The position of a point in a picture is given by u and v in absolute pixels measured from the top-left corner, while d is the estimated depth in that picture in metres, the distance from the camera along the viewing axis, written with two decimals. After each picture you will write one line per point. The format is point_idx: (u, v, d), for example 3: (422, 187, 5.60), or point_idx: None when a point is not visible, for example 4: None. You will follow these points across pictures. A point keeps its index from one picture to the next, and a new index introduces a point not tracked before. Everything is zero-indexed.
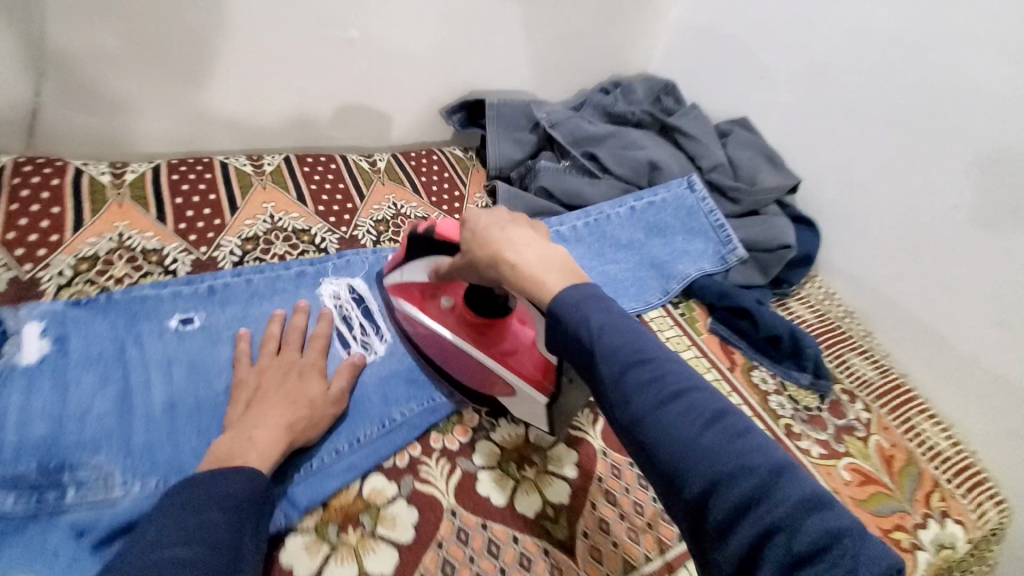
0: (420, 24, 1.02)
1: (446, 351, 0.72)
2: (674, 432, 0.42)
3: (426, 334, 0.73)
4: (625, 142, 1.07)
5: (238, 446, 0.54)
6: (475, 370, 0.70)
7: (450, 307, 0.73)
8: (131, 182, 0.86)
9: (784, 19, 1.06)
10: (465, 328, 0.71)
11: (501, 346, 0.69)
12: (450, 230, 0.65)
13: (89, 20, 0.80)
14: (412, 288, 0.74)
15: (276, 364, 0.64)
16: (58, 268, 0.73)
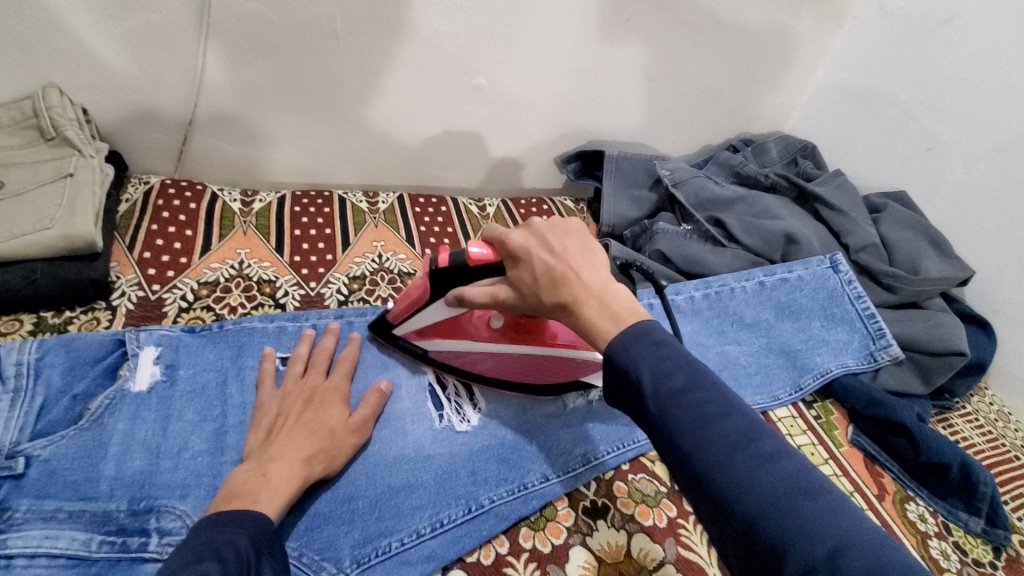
0: (545, 76, 1.00)
1: (506, 360, 0.70)
2: (739, 480, 0.38)
3: (474, 356, 0.71)
4: (756, 209, 0.97)
5: (253, 482, 0.51)
6: (547, 366, 0.70)
7: (493, 323, 0.70)
8: (258, 210, 0.90)
9: (964, 87, 0.91)
10: (517, 335, 0.69)
11: (555, 338, 0.69)
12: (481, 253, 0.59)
13: (241, 62, 0.85)
14: (442, 323, 0.69)
15: (300, 389, 0.63)
16: (182, 291, 0.76)
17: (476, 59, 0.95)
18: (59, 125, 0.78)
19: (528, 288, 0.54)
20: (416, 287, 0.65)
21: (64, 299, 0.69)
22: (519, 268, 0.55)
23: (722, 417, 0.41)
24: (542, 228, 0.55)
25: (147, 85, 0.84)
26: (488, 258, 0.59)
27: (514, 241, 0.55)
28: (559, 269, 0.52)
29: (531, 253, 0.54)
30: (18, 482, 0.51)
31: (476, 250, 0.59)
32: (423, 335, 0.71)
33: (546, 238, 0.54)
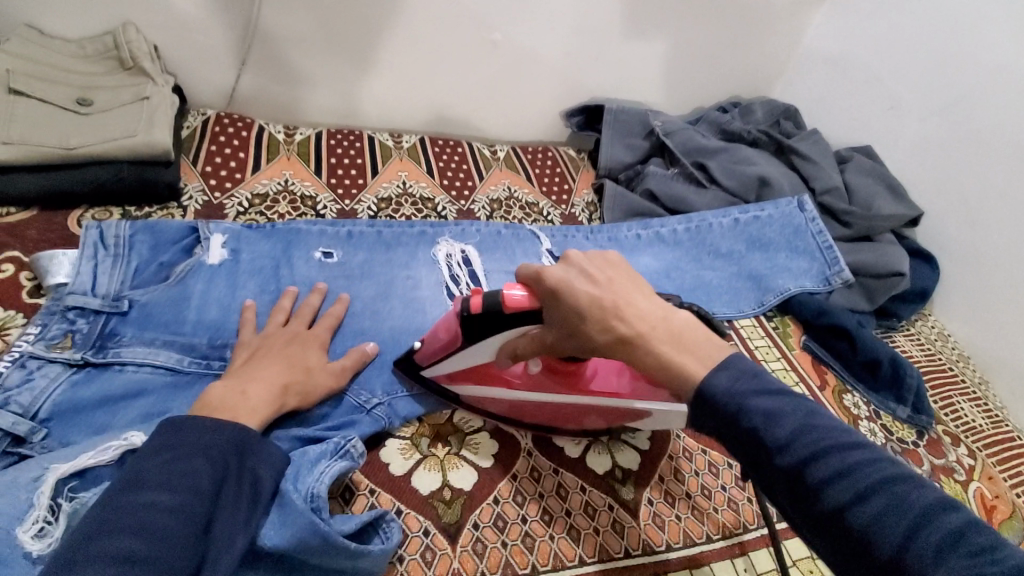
0: (553, 33, 1.12)
1: (545, 408, 0.65)
2: (704, 366, 0.46)
3: (519, 405, 0.66)
4: (735, 157, 1.10)
5: (231, 397, 0.54)
6: (582, 413, 0.65)
7: (532, 369, 0.64)
8: (299, 141, 1.03)
9: (923, 50, 1.03)
10: (556, 382, 0.64)
11: (594, 379, 0.65)
12: (519, 298, 0.56)
13: (290, 8, 0.99)
14: (480, 368, 0.64)
15: (281, 332, 0.66)
16: (239, 199, 0.90)
17: (493, 14, 1.07)
18: (136, 57, 0.91)
19: (556, 310, 0.53)
20: (450, 320, 0.62)
21: (145, 196, 0.83)
22: (557, 308, 0.53)
23: (799, 424, 0.41)
24: (581, 259, 0.54)
25: (209, 25, 0.98)
26: (523, 303, 0.56)
27: (555, 274, 0.53)
28: (610, 301, 0.50)
29: (573, 287, 0.52)
30: (124, 317, 0.66)
31: (514, 297, 0.56)
32: (453, 380, 0.66)
33: (587, 269, 0.53)
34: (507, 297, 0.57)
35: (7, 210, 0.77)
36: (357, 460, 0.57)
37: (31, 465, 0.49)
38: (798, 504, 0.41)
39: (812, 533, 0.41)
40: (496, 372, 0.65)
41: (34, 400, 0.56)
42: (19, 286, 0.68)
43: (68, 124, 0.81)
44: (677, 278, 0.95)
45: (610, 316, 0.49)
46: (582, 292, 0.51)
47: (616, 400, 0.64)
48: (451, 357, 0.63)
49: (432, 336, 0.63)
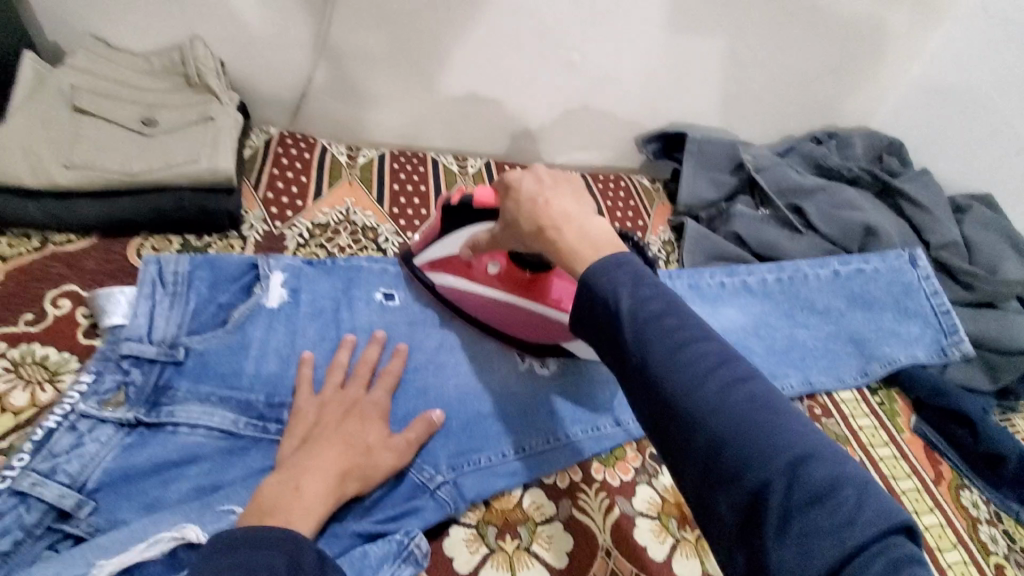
0: (638, 54, 1.03)
1: (488, 304, 0.72)
2: (699, 406, 0.39)
3: (477, 299, 0.72)
4: (836, 200, 0.98)
5: (285, 497, 0.49)
6: (527, 324, 0.70)
7: (492, 270, 0.71)
8: (362, 165, 0.98)
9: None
10: (512, 286, 0.70)
11: (554, 299, 0.68)
12: (488, 196, 0.65)
13: (362, 26, 0.93)
14: (450, 259, 0.72)
15: (341, 399, 0.59)
16: (300, 229, 0.85)
17: (573, 34, 0.99)
18: (203, 74, 0.88)
19: (512, 215, 0.57)
20: (436, 218, 0.72)
21: (205, 226, 0.79)
22: (507, 200, 0.58)
23: (810, 489, 0.35)
24: (541, 171, 0.58)
25: (280, 42, 0.94)
26: (489, 202, 0.65)
27: (512, 175, 0.58)
28: (542, 198, 0.55)
29: (523, 185, 0.57)
30: (179, 367, 0.61)
31: (482, 193, 0.65)
32: (433, 268, 0.75)
33: (541, 178, 0.57)
34: (476, 194, 0.66)
35: (65, 237, 0.73)
36: (421, 564, 0.53)
37: (78, 559, 0.47)
38: (718, 480, 0.38)
39: (723, 507, 0.37)
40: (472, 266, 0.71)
41: (85, 467, 0.53)
42: (75, 324, 0.64)
43: (131, 147, 0.77)
44: (768, 337, 0.85)
45: (539, 210, 0.54)
46: (531, 192, 0.56)
47: (559, 314, 0.68)
48: (433, 246, 0.73)
49: (431, 226, 0.73)
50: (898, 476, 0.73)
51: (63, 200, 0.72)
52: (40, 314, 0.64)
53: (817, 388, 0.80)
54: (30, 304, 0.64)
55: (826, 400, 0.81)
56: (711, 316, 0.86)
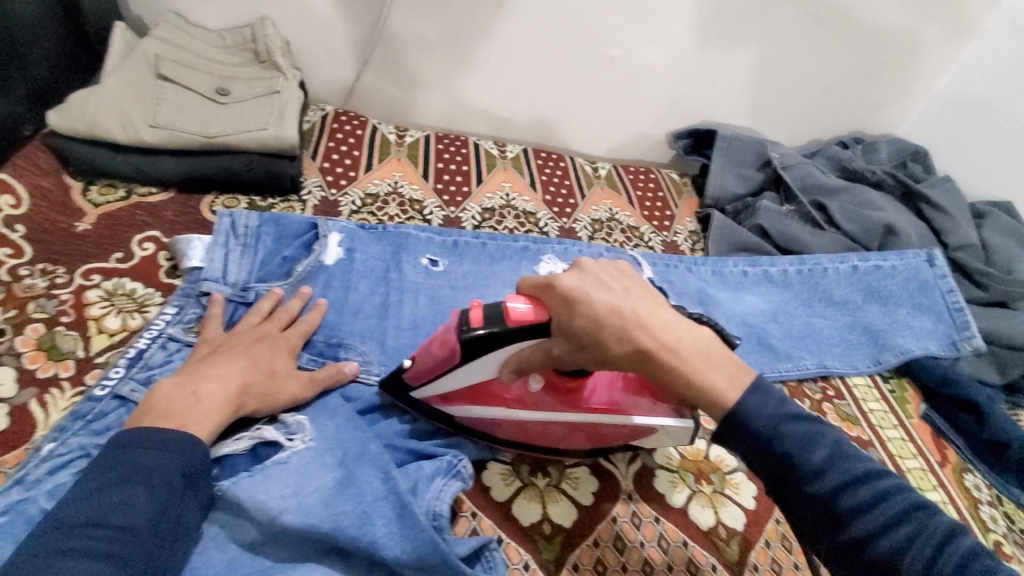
0: (675, 53, 1.09)
1: (535, 425, 0.61)
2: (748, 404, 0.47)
3: (519, 428, 0.61)
4: (859, 200, 1.03)
5: (183, 401, 0.52)
6: (584, 434, 0.62)
7: (533, 387, 0.60)
8: (409, 144, 1.05)
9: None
10: (557, 399, 0.61)
11: (593, 394, 0.62)
12: (530, 313, 0.53)
13: (418, 13, 1.00)
14: (480, 387, 0.60)
15: (251, 332, 0.63)
16: (352, 197, 0.92)
17: (614, 31, 1.05)
18: (272, 51, 0.95)
19: (584, 335, 0.49)
20: (449, 328, 0.57)
21: (269, 188, 0.86)
22: (571, 315, 0.50)
23: (829, 458, 0.44)
24: (591, 269, 0.52)
25: (340, 24, 1.01)
26: (529, 319, 0.53)
27: (568, 281, 0.51)
28: (628, 310, 0.49)
29: (589, 296, 0.49)
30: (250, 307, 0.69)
31: (521, 312, 0.53)
32: (447, 401, 0.61)
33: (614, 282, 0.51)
34: (512, 311, 0.53)
35: (148, 189, 0.81)
36: (467, 482, 0.57)
37: None
38: (757, 452, 0.47)
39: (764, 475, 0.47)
40: (506, 387, 0.60)
41: None
42: (157, 265, 0.71)
43: (207, 112, 0.85)
44: (786, 323, 0.89)
45: (631, 326, 0.48)
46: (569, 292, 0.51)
47: (610, 415, 0.61)
48: (445, 380, 0.59)
49: (426, 352, 0.58)
50: (905, 456, 0.79)
51: (148, 155, 0.80)
52: (128, 254, 0.71)
53: (831, 372, 0.85)
54: (119, 244, 0.72)
55: (839, 384, 0.85)
56: (733, 300, 0.90)
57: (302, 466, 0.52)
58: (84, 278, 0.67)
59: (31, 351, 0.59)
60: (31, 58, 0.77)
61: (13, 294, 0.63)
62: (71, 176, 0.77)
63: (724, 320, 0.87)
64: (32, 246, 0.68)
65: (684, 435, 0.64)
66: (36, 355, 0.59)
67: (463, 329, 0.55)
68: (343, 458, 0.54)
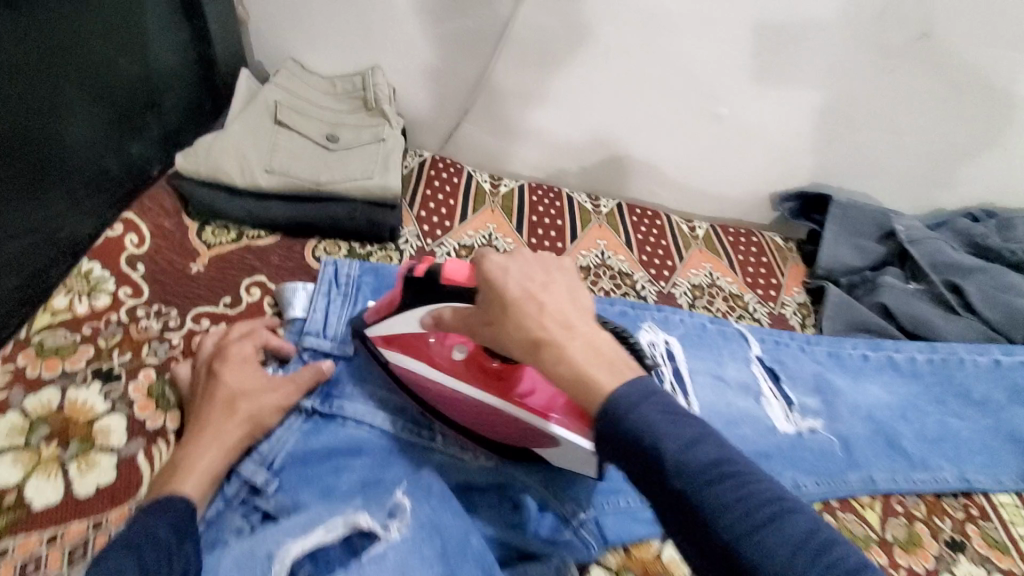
0: (788, 114, 1.02)
1: (445, 393, 0.61)
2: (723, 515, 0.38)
3: (440, 392, 0.61)
4: (998, 281, 0.90)
5: None
6: (448, 400, 0.61)
7: (455, 355, 0.61)
8: (504, 194, 1.03)
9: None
10: (482, 379, 0.59)
11: (524, 394, 0.58)
12: (456, 272, 0.54)
13: (521, 66, 0.99)
14: (408, 336, 0.61)
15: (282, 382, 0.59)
16: (447, 248, 0.91)
17: (726, 89, 1.00)
18: (379, 99, 0.96)
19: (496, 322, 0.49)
20: (397, 286, 0.60)
21: (369, 236, 0.86)
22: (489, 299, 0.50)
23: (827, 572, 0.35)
24: (526, 264, 0.50)
25: (445, 73, 1.01)
26: (456, 279, 0.54)
27: (489, 266, 0.50)
28: (538, 302, 0.47)
29: (506, 283, 0.49)
30: (348, 362, 0.66)
31: (450, 266, 0.54)
32: (390, 346, 0.62)
33: (540, 286, 0.49)
34: (445, 266, 0.54)
35: (256, 232, 0.82)
36: None
37: (255, 552, 0.47)
38: None
39: None
40: (436, 349, 0.61)
41: (274, 447, 0.57)
42: (262, 312, 0.72)
43: (316, 159, 0.86)
44: (917, 422, 0.79)
45: (534, 320, 0.47)
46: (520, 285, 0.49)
47: (535, 419, 0.56)
48: (387, 321, 0.61)
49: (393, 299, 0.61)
50: None
51: (261, 200, 0.81)
52: (236, 299, 0.72)
53: (974, 488, 0.74)
54: (227, 289, 0.73)
55: (982, 500, 0.74)
56: (853, 389, 0.82)
57: (400, 562, 0.47)
58: (194, 322, 0.68)
59: (142, 398, 0.60)
60: (165, 105, 0.81)
61: (129, 336, 0.64)
62: (189, 216, 0.79)
63: (845, 413, 0.79)
64: (149, 287, 0.70)
65: (584, 465, 0.57)
66: (146, 404, 0.59)
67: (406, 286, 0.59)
68: (443, 550, 0.49)
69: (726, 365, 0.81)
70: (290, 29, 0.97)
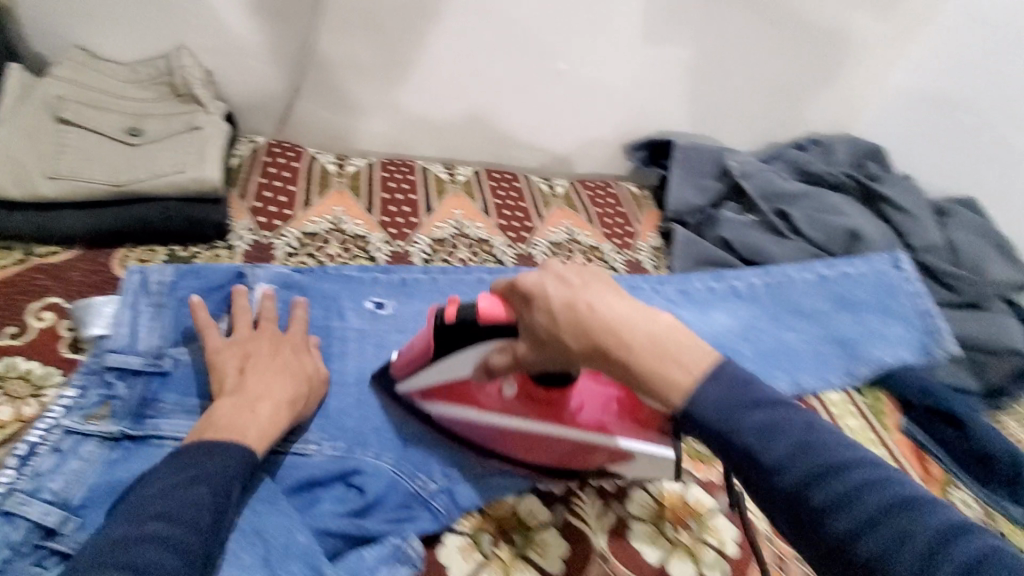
0: (626, 64, 1.05)
1: (491, 433, 0.63)
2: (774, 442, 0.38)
3: (484, 430, 0.63)
4: (820, 205, 1.00)
5: None
6: (579, 454, 0.61)
7: (506, 392, 0.62)
8: (351, 173, 0.98)
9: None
10: (540, 411, 0.61)
11: (576, 410, 0.61)
12: (493, 309, 0.54)
13: (347, 34, 0.94)
14: (458, 386, 0.63)
15: (256, 339, 0.62)
16: (289, 238, 0.85)
17: (561, 44, 1.00)
18: (189, 83, 0.87)
19: (550, 332, 0.47)
20: (424, 334, 0.60)
21: (191, 235, 0.78)
22: (533, 312, 0.48)
23: (869, 486, 0.36)
24: (557, 265, 0.48)
25: (269, 48, 0.94)
26: (495, 316, 0.55)
27: (528, 279, 0.48)
28: (582, 301, 0.45)
29: (546, 292, 0.47)
30: (165, 378, 0.61)
31: (488, 307, 0.54)
32: (424, 397, 0.64)
33: (564, 276, 0.47)
34: (480, 305, 0.55)
35: (49, 248, 0.73)
36: (417, 565, 0.54)
37: None
38: (789, 512, 0.38)
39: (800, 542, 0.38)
40: (462, 388, 0.63)
41: (68, 486, 0.52)
42: (57, 337, 0.64)
43: (116, 156, 0.77)
44: (757, 341, 0.86)
45: (583, 317, 0.44)
46: (560, 297, 0.46)
47: (597, 437, 0.60)
48: (427, 369, 0.62)
49: (416, 341, 0.62)
50: None
51: (49, 211, 0.72)
52: (24, 327, 0.64)
53: (805, 391, 0.81)
54: (13, 316, 0.65)
55: (814, 402, 0.81)
56: (699, 319, 0.87)
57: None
58: None
59: None
60: None
61: None
62: None
63: None
64: None
65: (664, 467, 0.60)
66: None
67: (434, 330, 0.59)
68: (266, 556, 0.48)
69: None
70: (65, 10, 0.85)
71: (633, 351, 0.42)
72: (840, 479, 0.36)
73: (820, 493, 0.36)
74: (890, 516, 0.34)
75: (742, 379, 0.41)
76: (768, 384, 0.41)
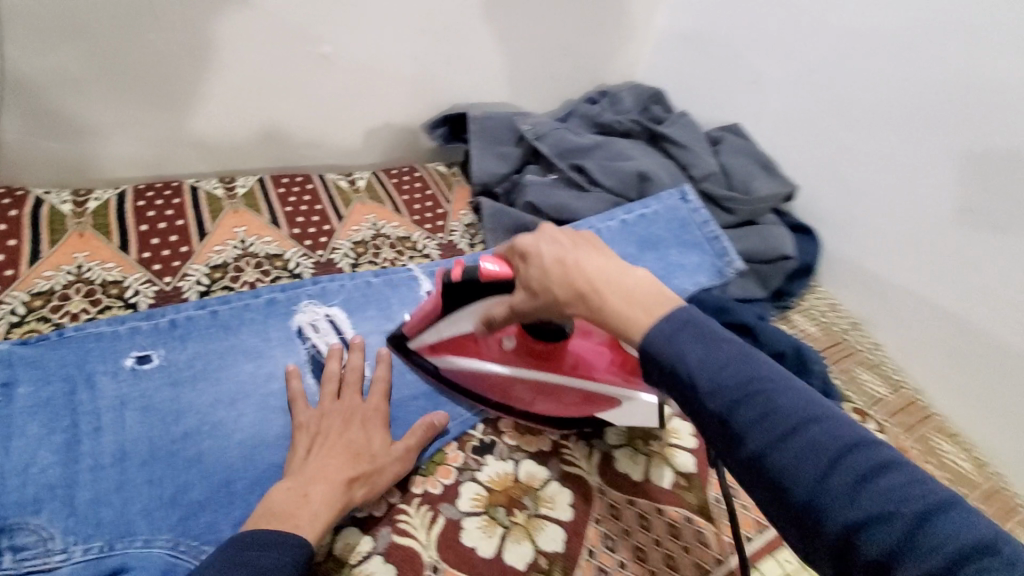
0: (399, 41, 0.98)
1: (501, 380, 0.70)
2: (745, 418, 0.42)
3: (485, 378, 0.70)
4: (612, 152, 1.03)
5: None
6: (569, 399, 0.68)
7: (506, 345, 0.70)
8: (93, 210, 0.81)
9: (786, 18, 0.99)
10: (535, 362, 0.69)
11: (570, 365, 0.69)
12: (497, 269, 0.61)
13: (48, 44, 0.74)
14: (456, 338, 0.70)
15: (336, 408, 0.62)
16: (10, 304, 0.69)
17: (319, 25, 0.90)
18: None
19: (539, 282, 0.56)
20: (431, 300, 0.67)
21: None
22: (528, 267, 0.58)
23: (818, 453, 0.39)
24: (551, 232, 0.59)
25: None
26: (498, 274, 0.61)
27: (524, 240, 0.58)
28: (570, 260, 0.54)
29: (540, 252, 0.57)
30: None
31: (490, 267, 0.61)
32: (434, 352, 0.72)
33: (558, 241, 0.57)
34: (484, 267, 0.62)
35: None
36: None
37: None
38: (752, 474, 0.42)
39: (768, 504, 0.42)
40: (477, 341, 0.70)
41: None
42: None
43: None
44: None
45: (572, 273, 0.54)
46: (553, 255, 0.56)
47: (589, 385, 0.67)
48: (436, 326, 0.69)
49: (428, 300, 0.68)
50: None
51: None
52: None
53: None
54: None
55: None
56: None
57: None
58: None
59: None
60: None
61: None
62: None
63: None
64: None
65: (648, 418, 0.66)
66: None
67: (444, 290, 0.65)
68: None
69: (396, 313, 0.79)
70: None
71: (605, 298, 0.51)
72: (810, 447, 0.40)
73: (779, 456, 0.40)
74: (858, 484, 0.38)
75: (751, 368, 0.44)
76: (752, 359, 0.45)
